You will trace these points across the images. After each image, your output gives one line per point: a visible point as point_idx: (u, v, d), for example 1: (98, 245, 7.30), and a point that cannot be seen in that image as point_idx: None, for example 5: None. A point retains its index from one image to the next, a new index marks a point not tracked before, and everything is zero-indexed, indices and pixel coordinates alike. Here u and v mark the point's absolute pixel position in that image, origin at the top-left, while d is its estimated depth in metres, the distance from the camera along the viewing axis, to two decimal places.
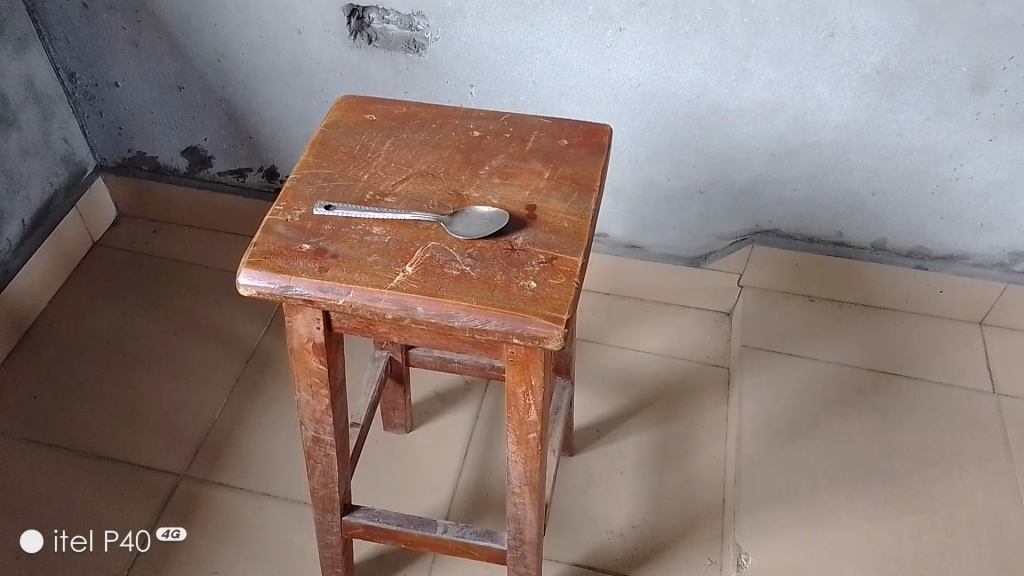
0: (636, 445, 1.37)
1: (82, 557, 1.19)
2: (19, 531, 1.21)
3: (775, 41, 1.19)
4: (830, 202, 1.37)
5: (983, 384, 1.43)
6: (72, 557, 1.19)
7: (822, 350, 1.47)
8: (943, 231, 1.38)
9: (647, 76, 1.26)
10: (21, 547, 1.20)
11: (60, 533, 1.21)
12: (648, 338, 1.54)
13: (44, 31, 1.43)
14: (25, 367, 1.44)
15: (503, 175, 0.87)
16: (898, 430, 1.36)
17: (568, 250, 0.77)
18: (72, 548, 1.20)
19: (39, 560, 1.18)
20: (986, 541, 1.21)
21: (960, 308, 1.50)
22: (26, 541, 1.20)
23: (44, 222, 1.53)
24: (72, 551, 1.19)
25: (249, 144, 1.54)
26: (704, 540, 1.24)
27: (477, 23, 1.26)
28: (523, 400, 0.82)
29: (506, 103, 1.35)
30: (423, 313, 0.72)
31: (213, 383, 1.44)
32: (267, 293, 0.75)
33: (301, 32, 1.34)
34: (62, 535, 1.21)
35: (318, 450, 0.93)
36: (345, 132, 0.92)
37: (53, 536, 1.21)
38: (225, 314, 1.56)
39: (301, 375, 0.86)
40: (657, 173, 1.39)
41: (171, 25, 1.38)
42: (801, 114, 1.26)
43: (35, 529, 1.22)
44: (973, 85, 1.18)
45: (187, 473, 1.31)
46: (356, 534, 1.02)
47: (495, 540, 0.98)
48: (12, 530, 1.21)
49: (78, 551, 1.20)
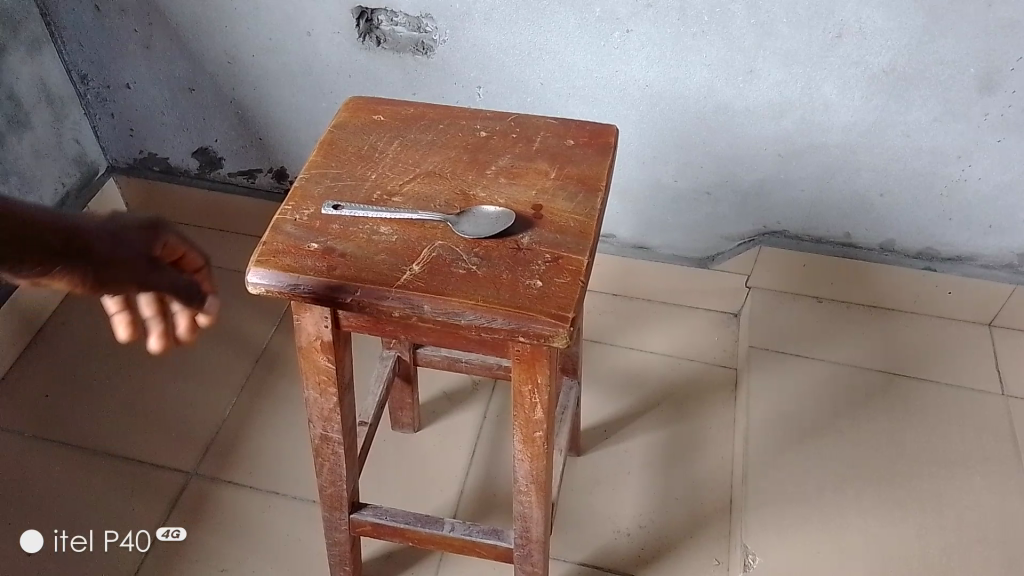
0: (644, 445, 1.37)
1: (82, 558, 1.20)
2: (20, 532, 1.22)
3: (782, 41, 1.19)
4: (838, 203, 1.37)
5: (991, 385, 1.42)
6: (73, 557, 1.20)
7: (830, 351, 1.47)
8: (952, 231, 1.37)
9: (654, 77, 1.27)
10: (21, 547, 1.20)
11: (60, 533, 1.22)
12: (656, 339, 1.54)
13: (56, 34, 1.45)
14: (33, 368, 1.45)
15: (509, 175, 0.88)
16: (906, 431, 1.36)
17: (573, 249, 0.78)
18: (72, 548, 1.21)
19: (40, 560, 1.19)
20: (995, 543, 1.21)
21: (968, 309, 1.49)
22: (26, 541, 1.21)
23: None
24: (72, 551, 1.20)
25: (259, 145, 1.56)
26: (711, 540, 1.24)
27: (485, 24, 1.26)
28: (529, 398, 0.83)
29: (514, 105, 1.36)
30: (429, 312, 0.73)
31: (223, 382, 1.45)
32: (275, 291, 0.75)
33: (311, 34, 1.35)
34: (62, 535, 1.22)
35: (326, 448, 0.94)
36: (353, 132, 0.93)
37: (53, 536, 1.22)
38: (234, 314, 1.57)
39: (309, 373, 0.87)
40: (665, 175, 1.39)
41: (182, 27, 1.39)
42: (809, 114, 1.26)
43: (35, 529, 1.22)
44: (981, 85, 1.18)
45: (197, 471, 1.32)
46: (364, 532, 1.03)
47: (501, 538, 0.99)
48: (14, 529, 1.22)
49: (78, 551, 1.20)
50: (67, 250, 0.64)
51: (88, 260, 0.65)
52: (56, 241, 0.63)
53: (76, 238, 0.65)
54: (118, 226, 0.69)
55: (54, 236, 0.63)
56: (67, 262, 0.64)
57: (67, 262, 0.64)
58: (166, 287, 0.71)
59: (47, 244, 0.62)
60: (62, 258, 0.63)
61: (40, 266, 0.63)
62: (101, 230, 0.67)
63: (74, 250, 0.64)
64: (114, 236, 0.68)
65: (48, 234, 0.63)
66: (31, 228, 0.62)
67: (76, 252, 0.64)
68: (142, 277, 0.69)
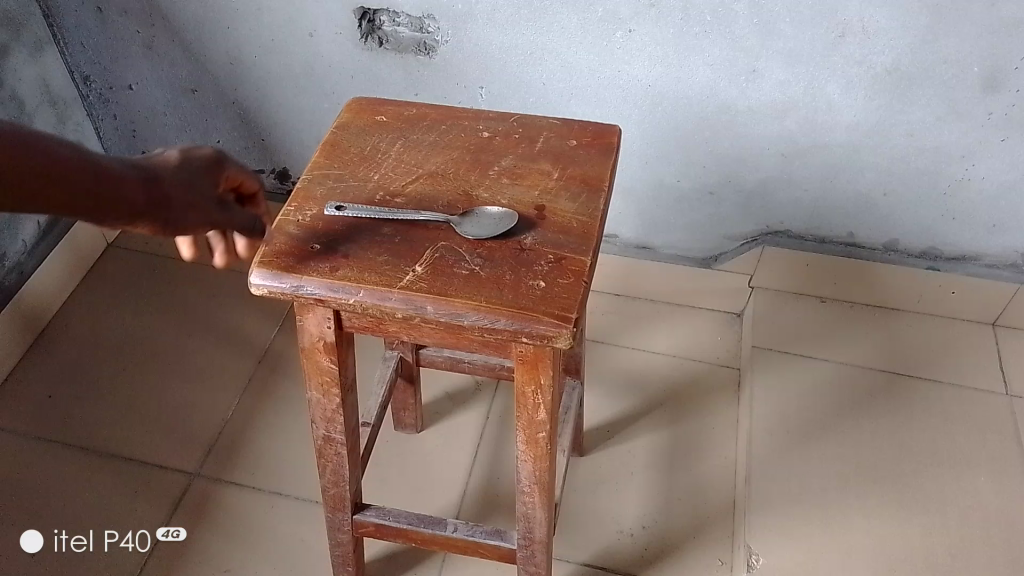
0: (647, 445, 1.37)
1: (82, 558, 1.20)
2: (20, 532, 1.22)
3: (785, 41, 1.18)
4: (841, 203, 1.37)
5: (995, 385, 1.42)
6: (73, 557, 1.20)
7: (833, 351, 1.47)
8: (956, 231, 1.37)
9: (657, 77, 1.27)
10: (21, 547, 1.20)
11: (60, 533, 1.22)
12: (659, 340, 1.54)
13: (59, 35, 1.45)
14: (35, 369, 1.45)
15: (512, 176, 0.87)
16: (910, 431, 1.36)
17: (576, 250, 0.78)
18: (71, 548, 1.21)
19: (40, 560, 1.20)
20: (999, 544, 1.21)
21: (972, 308, 1.49)
22: (26, 542, 1.21)
23: (58, 224, 1.55)
24: (72, 551, 1.20)
25: (262, 146, 1.56)
26: (715, 541, 1.24)
27: (487, 25, 1.26)
28: (532, 399, 0.82)
29: (516, 105, 1.36)
30: (432, 313, 0.73)
31: (225, 382, 1.45)
32: (278, 292, 0.75)
33: (313, 35, 1.35)
34: (62, 535, 1.22)
35: (329, 448, 0.94)
36: (356, 133, 0.93)
37: (53, 535, 1.22)
38: (237, 314, 1.57)
39: (312, 374, 0.87)
40: (668, 174, 1.39)
41: (185, 28, 1.39)
42: (812, 114, 1.26)
43: (35, 529, 1.22)
44: (985, 85, 1.17)
45: (199, 472, 1.32)
46: (367, 533, 1.03)
47: (505, 539, 0.99)
48: (15, 528, 1.23)
49: (78, 551, 1.21)
50: (150, 201, 0.63)
51: (168, 208, 0.65)
52: (139, 193, 0.62)
53: (154, 186, 0.64)
54: (185, 169, 0.68)
55: (136, 189, 0.62)
56: (149, 214, 0.63)
57: (151, 214, 0.63)
58: (236, 226, 0.72)
59: (132, 198, 0.61)
60: (147, 211, 0.63)
61: (130, 219, 0.62)
62: (173, 176, 0.66)
63: (157, 201, 0.64)
64: (186, 181, 0.67)
65: (130, 186, 0.62)
66: (118, 182, 0.61)
67: (158, 203, 0.64)
68: (215, 218, 0.69)
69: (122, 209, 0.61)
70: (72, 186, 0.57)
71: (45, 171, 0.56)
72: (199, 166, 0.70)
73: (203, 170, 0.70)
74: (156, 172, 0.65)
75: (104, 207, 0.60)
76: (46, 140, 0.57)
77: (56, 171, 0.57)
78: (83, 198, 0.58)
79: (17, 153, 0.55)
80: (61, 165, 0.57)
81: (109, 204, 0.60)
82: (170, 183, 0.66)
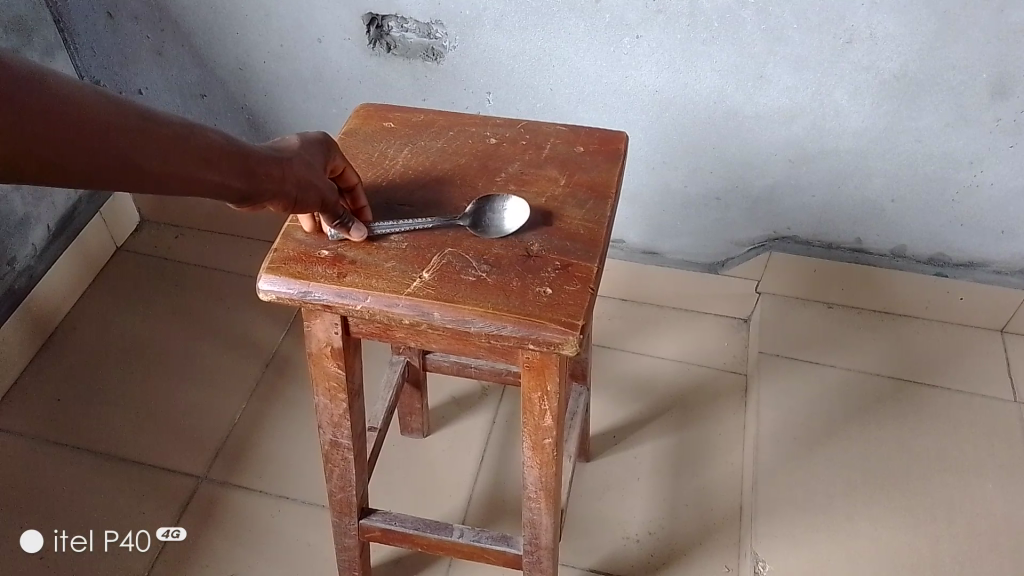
0: (652, 450, 1.37)
1: (82, 557, 1.21)
2: (20, 530, 1.23)
3: (793, 47, 1.18)
4: (848, 208, 1.37)
5: (1003, 392, 1.41)
6: (74, 556, 1.21)
7: (840, 357, 1.47)
8: (964, 238, 1.36)
9: (664, 84, 1.27)
10: (21, 546, 1.22)
11: (60, 533, 1.23)
12: (666, 345, 1.54)
13: (70, 40, 1.47)
14: (43, 371, 1.47)
15: (519, 182, 0.88)
16: (916, 436, 1.35)
17: (582, 256, 0.78)
18: (71, 548, 1.22)
19: (40, 559, 1.21)
20: (1007, 551, 1.20)
21: (980, 315, 1.48)
22: (26, 541, 1.22)
23: (68, 229, 1.56)
24: (72, 551, 1.21)
25: None
26: (719, 547, 1.23)
27: (495, 31, 1.26)
28: (538, 405, 0.82)
29: (523, 110, 1.37)
30: (439, 319, 0.73)
31: (234, 386, 1.46)
32: (286, 298, 0.76)
33: (322, 41, 1.35)
34: (62, 535, 1.23)
35: (336, 453, 0.94)
36: (364, 139, 0.93)
37: (53, 536, 1.23)
38: (244, 318, 1.58)
39: (319, 379, 0.87)
40: (674, 180, 1.39)
41: (193, 35, 1.40)
42: (819, 120, 1.25)
43: (35, 529, 1.24)
44: (994, 91, 1.16)
45: (206, 475, 1.32)
46: (373, 537, 1.03)
47: (510, 544, 0.98)
48: (17, 527, 1.24)
49: (78, 551, 1.22)
50: (280, 175, 0.71)
51: (296, 184, 0.72)
52: (272, 169, 0.70)
53: (280, 162, 0.72)
54: (303, 154, 0.76)
55: (268, 165, 0.70)
56: (281, 186, 0.71)
57: (283, 190, 0.71)
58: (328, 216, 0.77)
59: (266, 173, 0.69)
60: (280, 187, 0.71)
61: (267, 193, 0.70)
62: (292, 155, 0.74)
63: (286, 174, 0.72)
64: (308, 164, 0.75)
65: (269, 166, 0.70)
66: (261, 163, 0.69)
67: (286, 176, 0.71)
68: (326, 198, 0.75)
69: (265, 182, 0.69)
70: (207, 164, 0.64)
71: (172, 156, 0.61)
72: (314, 150, 0.78)
73: (317, 154, 0.77)
74: (282, 153, 0.73)
75: (246, 179, 0.67)
76: (202, 130, 0.64)
77: (210, 158, 0.64)
78: (228, 175, 0.65)
79: (144, 137, 0.59)
80: (215, 151, 0.64)
81: (251, 178, 0.68)
82: (292, 161, 0.73)
